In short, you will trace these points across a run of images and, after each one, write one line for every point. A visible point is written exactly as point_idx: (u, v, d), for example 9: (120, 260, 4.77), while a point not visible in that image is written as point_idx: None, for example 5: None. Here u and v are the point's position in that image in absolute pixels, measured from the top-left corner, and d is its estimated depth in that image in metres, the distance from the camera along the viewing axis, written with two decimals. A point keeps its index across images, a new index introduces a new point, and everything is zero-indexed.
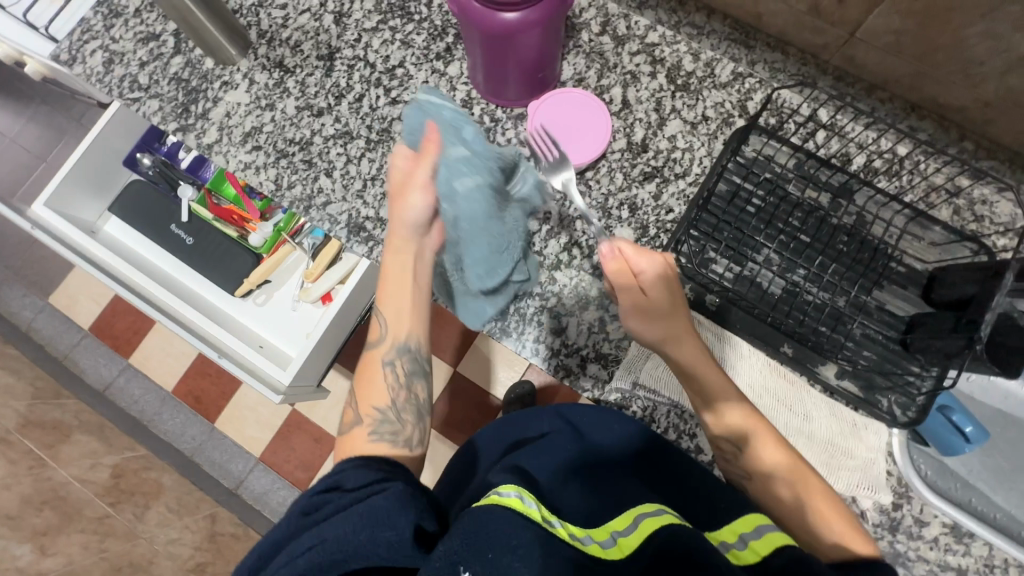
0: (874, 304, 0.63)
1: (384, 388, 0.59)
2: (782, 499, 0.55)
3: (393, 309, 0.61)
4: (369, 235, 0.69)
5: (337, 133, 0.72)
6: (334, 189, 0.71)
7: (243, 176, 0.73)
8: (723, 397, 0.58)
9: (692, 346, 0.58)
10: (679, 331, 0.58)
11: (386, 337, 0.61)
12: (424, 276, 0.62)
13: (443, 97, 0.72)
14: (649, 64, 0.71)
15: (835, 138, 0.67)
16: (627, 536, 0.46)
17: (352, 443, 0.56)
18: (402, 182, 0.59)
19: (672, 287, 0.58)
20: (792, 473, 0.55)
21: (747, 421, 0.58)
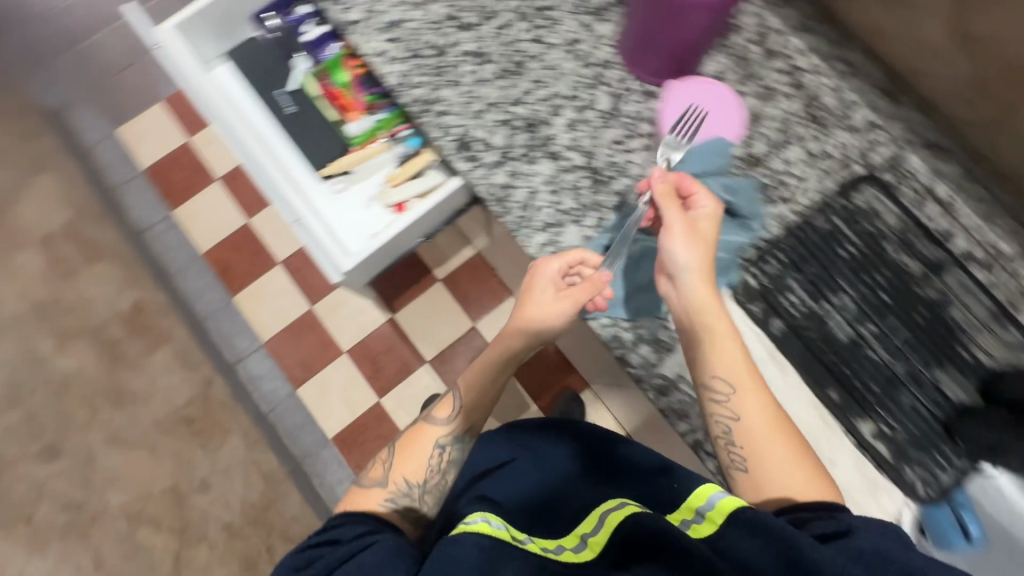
0: (930, 380, 0.64)
1: (423, 465, 0.63)
2: (757, 448, 0.55)
3: (469, 406, 0.66)
4: (475, 156, 0.69)
5: (473, 51, 0.72)
6: (454, 103, 0.71)
7: (372, 61, 0.73)
8: (728, 352, 0.57)
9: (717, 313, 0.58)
10: (731, 332, 0.58)
11: (444, 433, 0.65)
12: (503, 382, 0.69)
13: (584, 52, 0.73)
14: (788, 85, 0.71)
15: (945, 214, 0.66)
16: (595, 535, 0.51)
17: (371, 505, 0.60)
18: (548, 304, 0.62)
19: (694, 246, 0.59)
20: (767, 422, 0.55)
21: (744, 371, 0.57)
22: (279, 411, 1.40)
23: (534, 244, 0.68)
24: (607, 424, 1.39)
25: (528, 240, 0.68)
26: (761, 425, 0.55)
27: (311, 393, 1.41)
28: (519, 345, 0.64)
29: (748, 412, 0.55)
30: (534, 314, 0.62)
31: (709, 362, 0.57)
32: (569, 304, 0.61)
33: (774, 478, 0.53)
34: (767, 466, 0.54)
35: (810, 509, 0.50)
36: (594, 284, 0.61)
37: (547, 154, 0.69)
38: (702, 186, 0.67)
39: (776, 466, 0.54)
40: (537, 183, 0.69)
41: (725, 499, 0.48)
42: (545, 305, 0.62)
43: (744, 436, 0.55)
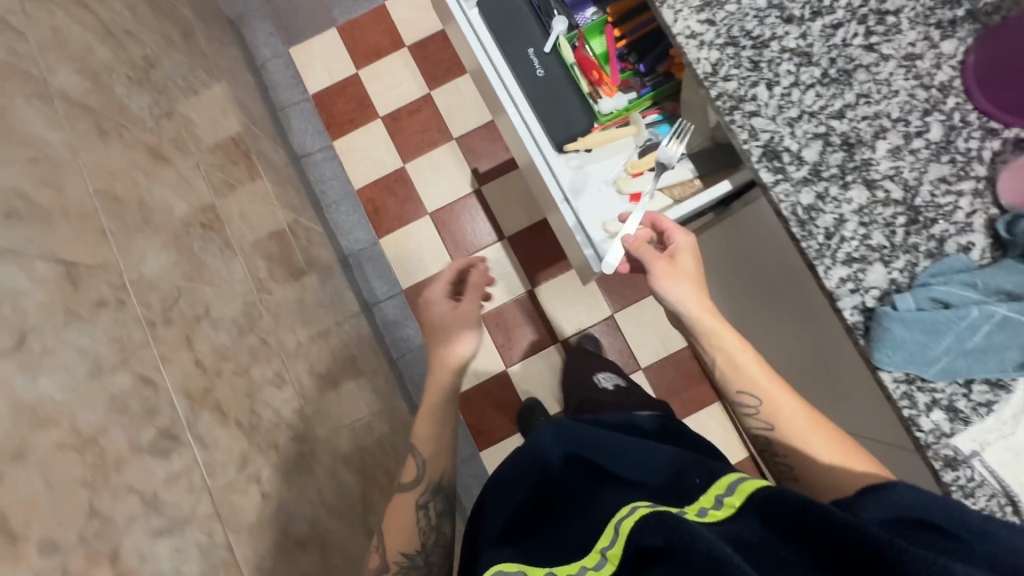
0: None
1: (411, 532, 0.71)
2: (797, 436, 0.60)
3: (428, 454, 0.75)
4: (782, 168, 0.63)
5: (797, 49, 0.65)
6: (767, 105, 0.64)
7: (683, 42, 0.66)
8: (742, 363, 0.66)
9: (706, 304, 0.68)
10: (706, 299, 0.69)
11: (414, 482, 0.75)
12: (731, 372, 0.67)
13: (923, 72, 0.64)
14: None
15: None
16: (614, 548, 0.41)
17: (395, 545, 0.70)
18: (677, 271, 0.69)
19: (683, 283, 0.69)
20: (800, 416, 0.62)
21: (764, 382, 0.65)
22: (409, 358, 1.42)
23: (832, 278, 0.62)
24: (734, 442, 1.35)
25: (826, 270, 0.62)
26: (790, 410, 0.62)
27: None
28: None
29: (772, 399, 0.63)
30: (449, 333, 0.80)
31: (726, 380, 0.67)
32: (675, 276, 0.69)
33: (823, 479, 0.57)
34: (808, 454, 0.59)
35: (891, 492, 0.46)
36: (681, 253, 0.70)
37: (862, 181, 0.63)
38: None
39: (817, 458, 0.58)
40: (846, 212, 0.62)
41: (744, 481, 0.44)
42: (682, 274, 0.69)
43: (777, 423, 0.62)
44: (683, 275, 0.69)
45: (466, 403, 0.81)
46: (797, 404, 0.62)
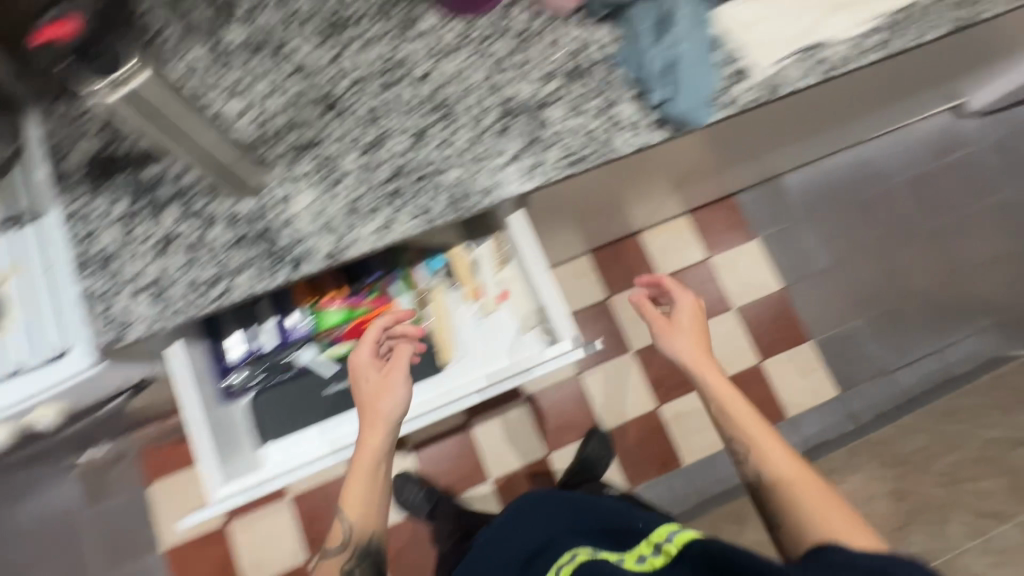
0: None
1: None
2: (747, 426, 0.79)
3: (359, 506, 0.72)
4: (524, 171, 0.69)
5: (412, 139, 0.70)
6: (461, 174, 0.69)
7: (386, 239, 0.66)
8: (694, 356, 0.85)
9: (703, 361, 0.85)
10: (701, 355, 0.85)
11: (345, 542, 0.74)
12: (745, 413, 0.80)
13: (448, 45, 0.72)
14: None
15: None
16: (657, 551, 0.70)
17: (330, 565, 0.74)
18: (375, 390, 0.71)
19: (374, 428, 0.70)
20: (794, 466, 0.75)
21: (687, 346, 0.86)
22: None
23: (626, 145, 0.70)
24: (674, 229, 1.54)
25: (619, 149, 0.70)
26: (710, 380, 0.84)
27: None
28: (381, 440, 0.70)
29: (757, 444, 0.78)
30: (382, 399, 0.71)
31: (720, 395, 0.83)
32: (672, 332, 0.88)
33: (763, 449, 0.77)
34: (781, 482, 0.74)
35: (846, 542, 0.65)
36: (677, 315, 0.89)
37: (541, 106, 0.71)
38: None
39: (762, 440, 0.78)
40: (569, 124, 0.71)
41: (680, 534, 0.70)
42: (674, 328, 0.88)
43: (782, 481, 0.74)
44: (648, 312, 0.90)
45: (359, 453, 0.69)
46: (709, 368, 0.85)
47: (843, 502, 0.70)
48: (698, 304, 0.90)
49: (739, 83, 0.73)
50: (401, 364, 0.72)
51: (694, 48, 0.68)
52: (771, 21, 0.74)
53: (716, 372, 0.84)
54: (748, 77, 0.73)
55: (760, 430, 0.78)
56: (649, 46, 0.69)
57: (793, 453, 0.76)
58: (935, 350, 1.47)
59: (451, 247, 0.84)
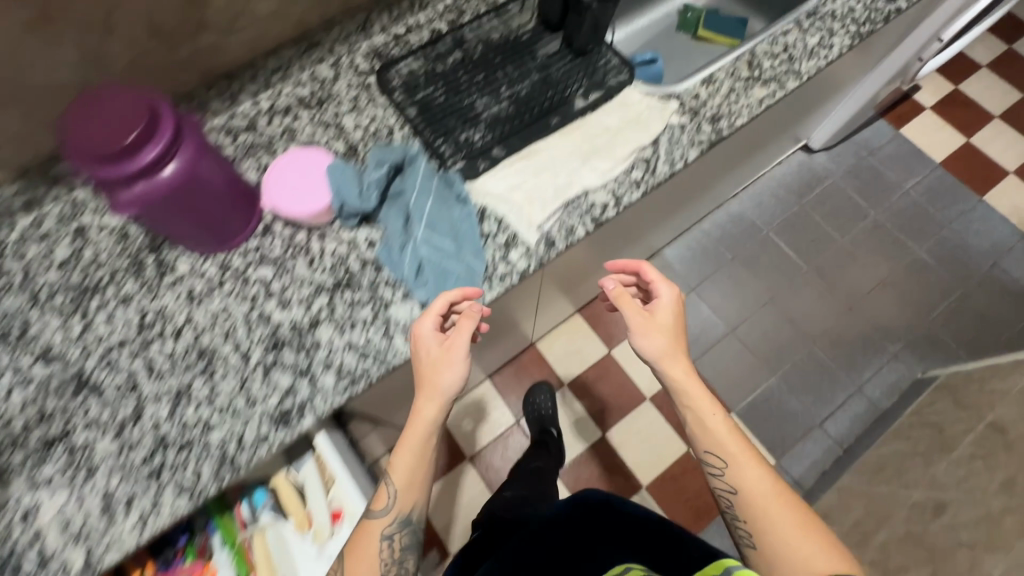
0: (547, 57, 0.84)
1: (377, 560, 0.63)
2: (744, 473, 0.65)
3: (405, 477, 0.63)
4: (299, 405, 0.64)
5: (172, 404, 0.64)
6: (230, 426, 0.63)
7: (151, 529, 0.59)
8: (684, 386, 0.69)
9: (687, 367, 0.70)
10: (676, 349, 0.70)
11: (390, 510, 0.63)
12: (711, 422, 0.68)
13: (206, 287, 0.70)
14: (287, 116, 0.80)
15: (419, 32, 0.86)
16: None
17: (355, 568, 0.62)
18: (443, 355, 0.63)
19: (451, 364, 0.63)
20: (768, 491, 0.64)
21: (699, 393, 0.68)
22: None
23: (405, 347, 0.67)
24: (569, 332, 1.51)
25: (398, 353, 0.67)
26: (695, 390, 0.69)
27: None
28: (437, 411, 0.63)
29: (735, 462, 0.66)
30: (440, 374, 0.62)
31: (694, 397, 0.68)
32: (649, 330, 0.70)
33: (768, 522, 0.62)
34: (784, 555, 0.60)
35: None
36: (658, 307, 0.73)
37: (311, 331, 0.67)
38: (374, 197, 0.68)
39: (754, 492, 0.64)
40: (342, 342, 0.67)
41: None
42: (656, 322, 0.71)
43: (747, 508, 0.64)
44: (646, 328, 0.71)
45: (415, 423, 0.63)
46: (719, 416, 0.68)
47: (818, 520, 0.63)
48: (680, 301, 0.74)
49: (508, 251, 0.72)
50: (468, 327, 0.63)
51: (440, 237, 0.66)
52: (527, 181, 0.75)
53: (686, 370, 0.69)
54: (516, 244, 0.72)
55: (753, 461, 0.66)
56: (399, 252, 0.69)
57: (787, 489, 0.64)
58: (856, 390, 1.44)
59: (274, 476, 0.77)
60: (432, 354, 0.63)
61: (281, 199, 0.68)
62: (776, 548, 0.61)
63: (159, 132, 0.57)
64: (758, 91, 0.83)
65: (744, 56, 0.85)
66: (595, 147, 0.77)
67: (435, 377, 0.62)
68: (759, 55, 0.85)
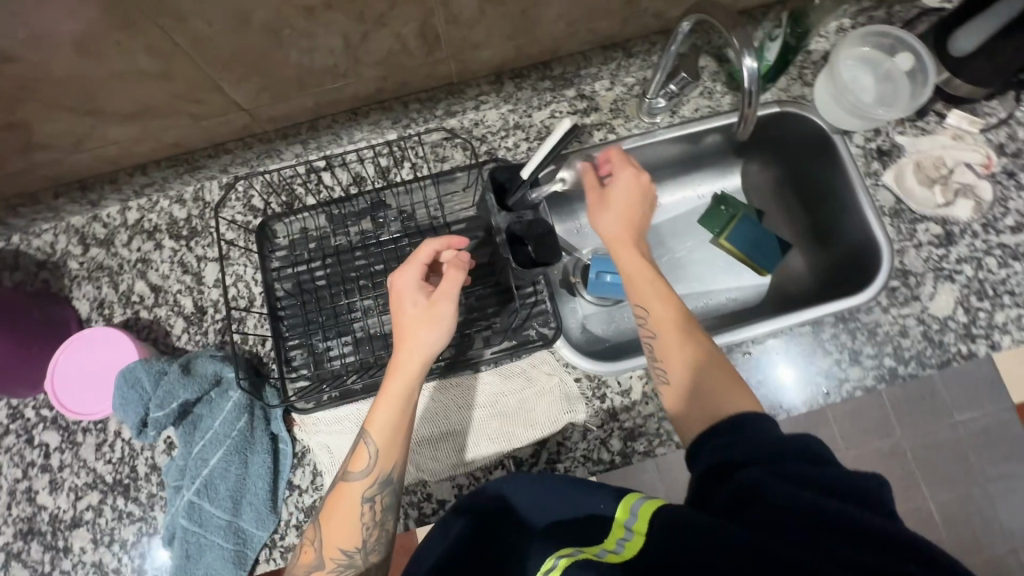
0: (467, 269, 0.65)
1: (354, 527, 0.50)
2: (699, 359, 0.52)
3: (386, 436, 0.50)
4: None
5: None
6: None
7: None
8: (636, 272, 0.57)
9: (626, 245, 0.58)
10: (630, 231, 0.59)
11: (369, 472, 0.50)
12: (681, 314, 0.55)
13: None
14: (149, 240, 0.68)
15: (338, 170, 0.69)
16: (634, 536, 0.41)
17: (329, 541, 0.49)
18: (416, 315, 0.51)
19: (440, 312, 0.51)
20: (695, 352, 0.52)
21: (648, 290, 0.56)
22: None
23: None
24: None
25: None
26: (657, 299, 0.55)
27: None
28: (419, 369, 0.51)
29: (671, 355, 0.53)
30: (418, 335, 0.51)
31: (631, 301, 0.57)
32: (603, 211, 0.60)
33: (708, 390, 0.49)
34: (716, 395, 0.49)
35: (742, 430, 0.44)
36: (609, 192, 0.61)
37: (69, 529, 0.61)
38: (153, 434, 0.57)
39: (702, 379, 0.50)
40: (91, 558, 0.60)
41: (646, 504, 0.42)
42: (608, 203, 0.60)
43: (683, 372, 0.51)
44: (597, 202, 0.61)
45: (384, 396, 0.51)
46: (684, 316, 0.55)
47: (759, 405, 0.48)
48: (647, 194, 0.61)
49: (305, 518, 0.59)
50: (458, 278, 0.51)
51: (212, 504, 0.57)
52: None
53: (654, 282, 0.56)
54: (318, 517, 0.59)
55: (715, 361, 0.51)
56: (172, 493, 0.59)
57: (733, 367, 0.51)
58: None
59: None
60: (406, 314, 0.51)
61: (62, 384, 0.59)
62: (690, 410, 0.49)
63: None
64: None
65: (714, 352, 0.64)
66: (462, 423, 0.62)
67: (409, 341, 0.51)
68: (736, 361, 0.64)
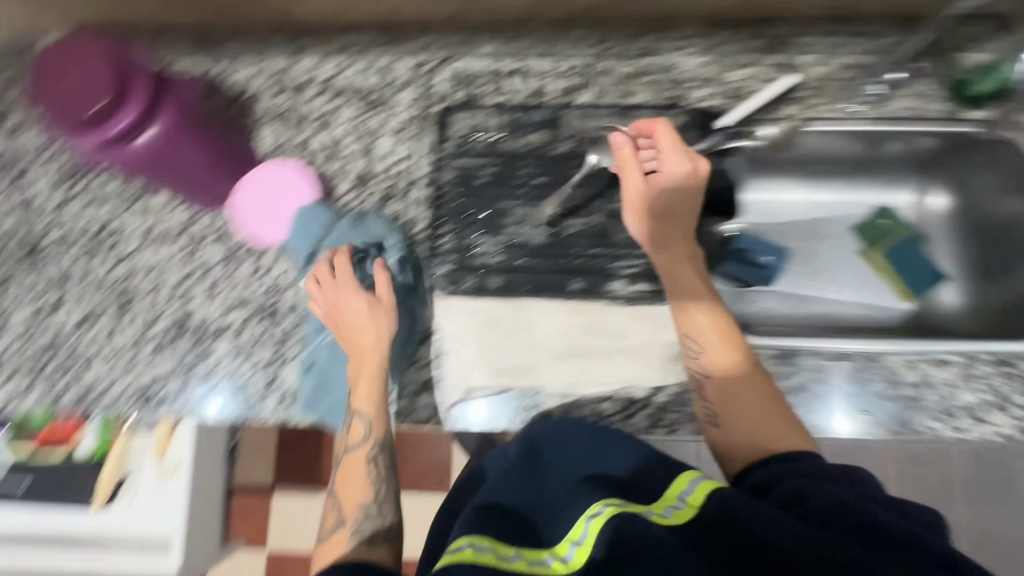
0: (626, 205, 0.66)
1: (364, 484, 0.54)
2: (748, 395, 0.54)
3: (372, 405, 0.57)
4: (162, 395, 0.67)
5: (82, 318, 0.69)
6: (110, 371, 0.68)
7: (13, 407, 0.68)
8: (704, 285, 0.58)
9: (671, 259, 0.60)
10: (677, 228, 0.61)
11: (367, 439, 0.56)
12: (737, 348, 0.56)
13: (163, 232, 0.69)
14: (335, 99, 0.71)
15: (523, 78, 0.69)
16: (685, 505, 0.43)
17: (350, 497, 0.54)
18: (357, 319, 0.60)
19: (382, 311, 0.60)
20: (732, 367, 0.55)
21: (697, 318, 0.57)
22: None
23: (271, 411, 0.65)
24: None
25: (263, 412, 0.65)
26: (709, 324, 0.57)
27: None
28: (377, 361, 0.59)
29: (722, 385, 0.55)
30: (371, 331, 0.59)
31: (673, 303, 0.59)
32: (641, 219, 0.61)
33: (754, 425, 0.52)
34: (760, 429, 0.51)
35: (790, 461, 0.47)
36: (660, 181, 0.60)
37: (213, 336, 0.67)
38: (319, 269, 0.65)
39: (747, 413, 0.52)
40: (229, 366, 0.66)
41: (705, 482, 0.44)
42: (636, 206, 0.61)
43: (715, 389, 0.55)
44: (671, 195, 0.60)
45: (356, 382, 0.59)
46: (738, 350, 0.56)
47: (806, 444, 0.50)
48: (704, 171, 0.60)
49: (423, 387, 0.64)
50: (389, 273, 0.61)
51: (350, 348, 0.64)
52: (488, 337, 0.64)
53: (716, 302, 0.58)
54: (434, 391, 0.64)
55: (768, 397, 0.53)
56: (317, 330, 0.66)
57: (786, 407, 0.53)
58: None
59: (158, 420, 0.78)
60: (353, 316, 0.60)
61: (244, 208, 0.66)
62: (734, 438, 0.52)
63: (123, 98, 0.54)
64: (829, 415, 0.61)
65: (851, 356, 0.63)
66: (587, 348, 0.63)
67: (356, 330, 0.60)
68: (876, 372, 0.62)
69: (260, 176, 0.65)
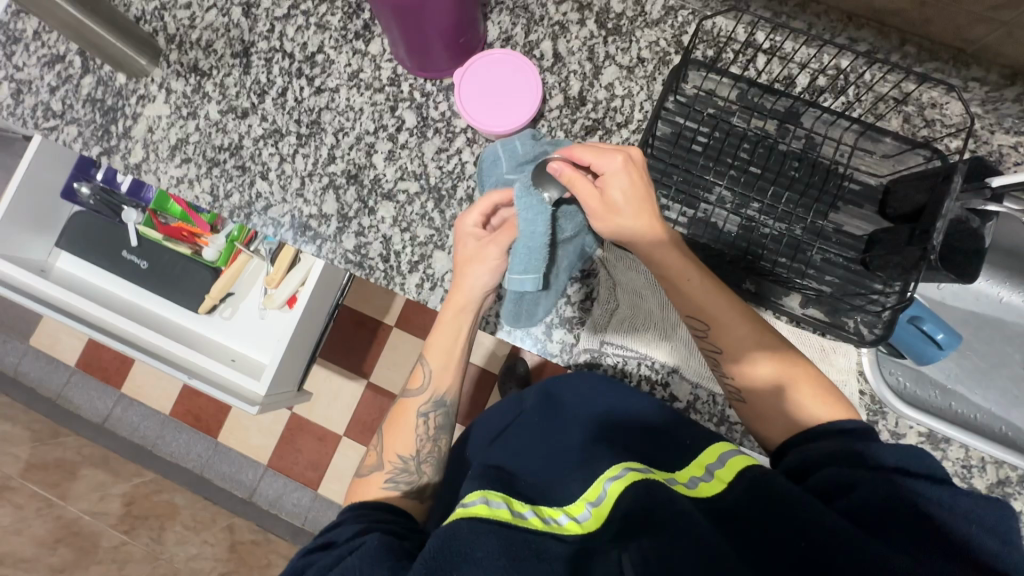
0: (831, 227, 0.63)
1: (412, 436, 0.58)
2: (769, 368, 0.51)
3: (441, 360, 0.59)
4: (316, 233, 0.68)
5: (266, 133, 0.70)
6: (272, 192, 0.69)
7: (177, 191, 0.71)
8: (679, 283, 0.52)
9: (659, 245, 0.52)
10: (649, 220, 0.52)
11: (426, 390, 0.59)
12: (737, 320, 0.52)
13: (367, 81, 0.69)
14: (576, 11, 0.68)
15: (776, 61, 0.65)
16: (717, 474, 0.42)
17: (393, 446, 0.57)
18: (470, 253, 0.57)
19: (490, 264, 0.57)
20: (747, 336, 0.52)
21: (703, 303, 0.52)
22: (313, 516, 1.39)
23: (412, 288, 0.66)
24: None
25: (404, 286, 0.67)
26: (713, 306, 0.52)
27: (333, 488, 1.39)
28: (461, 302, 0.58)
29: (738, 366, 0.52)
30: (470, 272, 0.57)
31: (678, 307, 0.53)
32: (606, 216, 0.53)
33: (775, 397, 0.50)
34: (787, 401, 0.50)
35: (824, 432, 0.46)
36: (613, 188, 0.52)
37: (382, 197, 0.68)
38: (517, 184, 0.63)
39: (762, 381, 0.51)
40: (386, 230, 0.67)
41: (738, 457, 0.42)
42: (619, 212, 0.52)
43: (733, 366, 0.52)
44: (594, 206, 0.53)
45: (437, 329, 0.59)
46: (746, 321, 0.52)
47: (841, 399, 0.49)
48: (637, 157, 0.53)
49: (565, 322, 0.65)
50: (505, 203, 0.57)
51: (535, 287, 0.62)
52: (643, 302, 0.64)
53: (705, 288, 0.52)
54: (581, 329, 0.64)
55: (790, 368, 0.51)
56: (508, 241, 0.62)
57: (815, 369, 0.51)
58: None
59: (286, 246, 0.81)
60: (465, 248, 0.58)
61: (467, 90, 0.65)
62: (761, 413, 0.51)
63: None
64: None
65: (1000, 466, 0.60)
66: None
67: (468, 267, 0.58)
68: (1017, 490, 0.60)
69: (493, 57, 0.65)
